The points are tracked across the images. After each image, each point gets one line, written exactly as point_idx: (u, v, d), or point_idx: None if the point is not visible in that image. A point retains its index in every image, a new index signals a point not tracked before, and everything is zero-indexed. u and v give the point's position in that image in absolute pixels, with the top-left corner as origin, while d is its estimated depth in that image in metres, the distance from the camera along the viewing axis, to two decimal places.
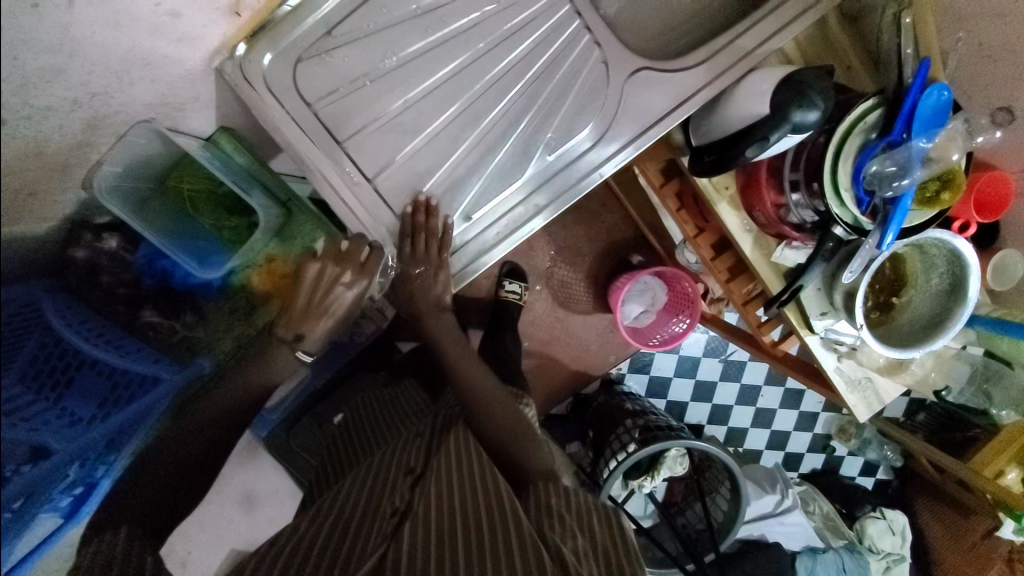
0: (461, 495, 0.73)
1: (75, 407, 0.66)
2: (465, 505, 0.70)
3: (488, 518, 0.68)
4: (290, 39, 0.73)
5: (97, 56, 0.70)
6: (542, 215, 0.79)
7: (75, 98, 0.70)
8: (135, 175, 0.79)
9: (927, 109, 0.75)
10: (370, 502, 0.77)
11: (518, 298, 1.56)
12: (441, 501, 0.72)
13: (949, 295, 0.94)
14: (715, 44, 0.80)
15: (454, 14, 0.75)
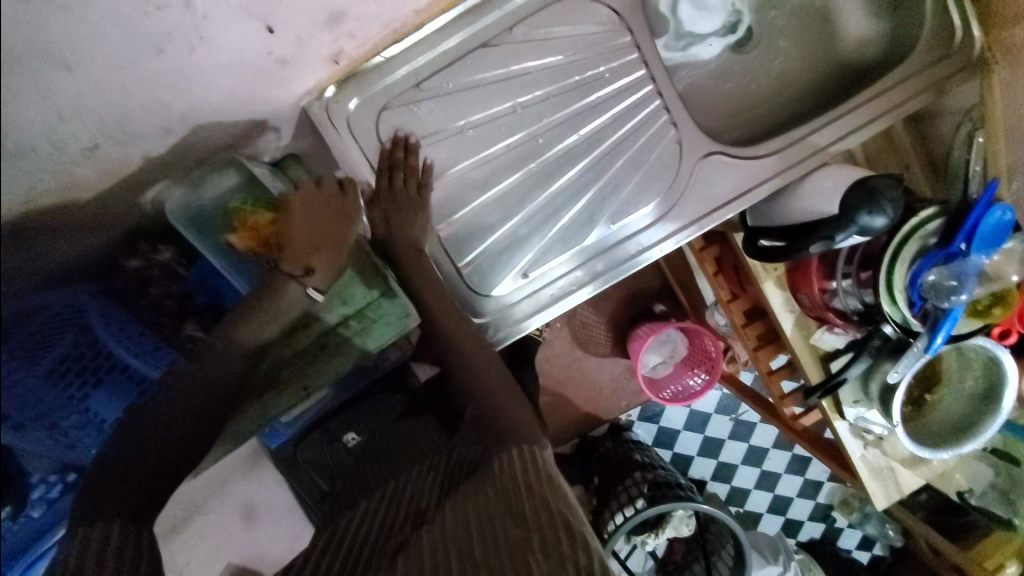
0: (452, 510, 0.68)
1: (99, 408, 0.58)
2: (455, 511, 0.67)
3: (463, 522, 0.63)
4: (380, 87, 0.77)
5: (202, 95, 0.68)
6: (598, 282, 0.80)
7: (169, 127, 0.69)
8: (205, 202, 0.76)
9: (989, 227, 0.76)
10: (373, 536, 0.74)
11: (539, 335, 1.56)
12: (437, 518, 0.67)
13: (983, 400, 0.95)
14: (789, 136, 0.82)
15: (540, 81, 0.78)
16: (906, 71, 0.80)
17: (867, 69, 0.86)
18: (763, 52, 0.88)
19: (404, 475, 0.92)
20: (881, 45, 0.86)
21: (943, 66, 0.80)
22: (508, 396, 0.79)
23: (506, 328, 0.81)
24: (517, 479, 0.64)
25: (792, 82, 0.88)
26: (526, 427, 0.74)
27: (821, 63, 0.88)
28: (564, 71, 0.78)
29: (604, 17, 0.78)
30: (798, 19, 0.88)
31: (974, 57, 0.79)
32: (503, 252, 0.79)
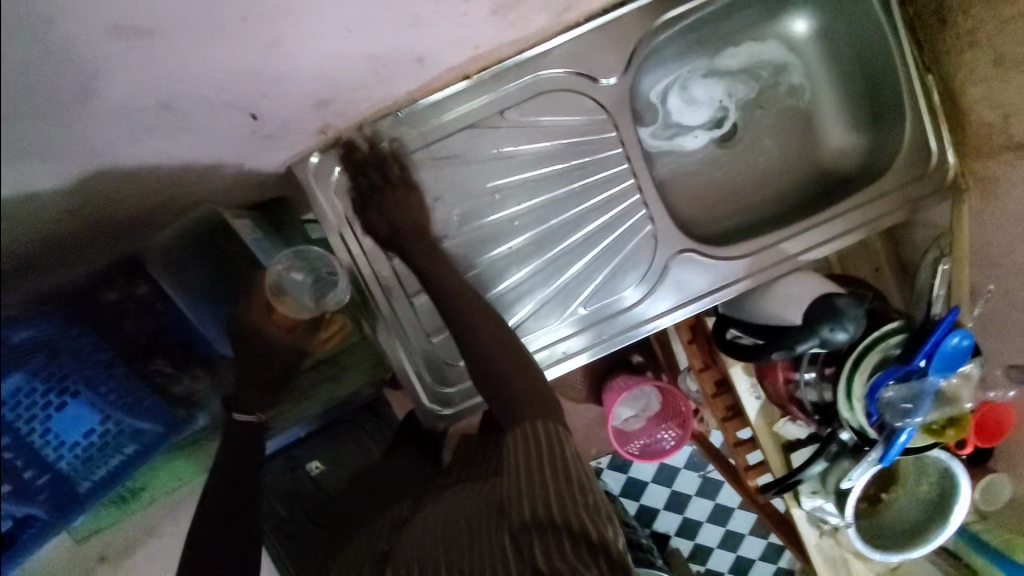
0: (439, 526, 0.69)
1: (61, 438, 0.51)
2: (445, 526, 0.68)
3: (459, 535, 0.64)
4: (367, 155, 0.79)
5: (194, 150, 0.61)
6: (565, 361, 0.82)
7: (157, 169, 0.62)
8: (187, 246, 0.77)
9: (949, 352, 0.78)
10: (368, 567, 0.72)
11: None
12: (423, 534, 0.71)
13: (935, 507, 0.96)
14: (761, 240, 0.84)
15: (526, 165, 0.80)
16: (879, 188, 0.82)
17: (844, 178, 0.88)
18: (745, 150, 0.90)
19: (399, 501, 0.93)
20: (860, 156, 0.88)
21: (918, 187, 0.82)
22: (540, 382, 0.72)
23: None
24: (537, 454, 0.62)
25: (772, 182, 0.90)
26: (552, 404, 0.70)
27: (801, 166, 0.90)
28: (550, 157, 0.81)
29: (591, 110, 0.80)
30: (783, 121, 0.90)
31: (949, 180, 0.81)
32: None
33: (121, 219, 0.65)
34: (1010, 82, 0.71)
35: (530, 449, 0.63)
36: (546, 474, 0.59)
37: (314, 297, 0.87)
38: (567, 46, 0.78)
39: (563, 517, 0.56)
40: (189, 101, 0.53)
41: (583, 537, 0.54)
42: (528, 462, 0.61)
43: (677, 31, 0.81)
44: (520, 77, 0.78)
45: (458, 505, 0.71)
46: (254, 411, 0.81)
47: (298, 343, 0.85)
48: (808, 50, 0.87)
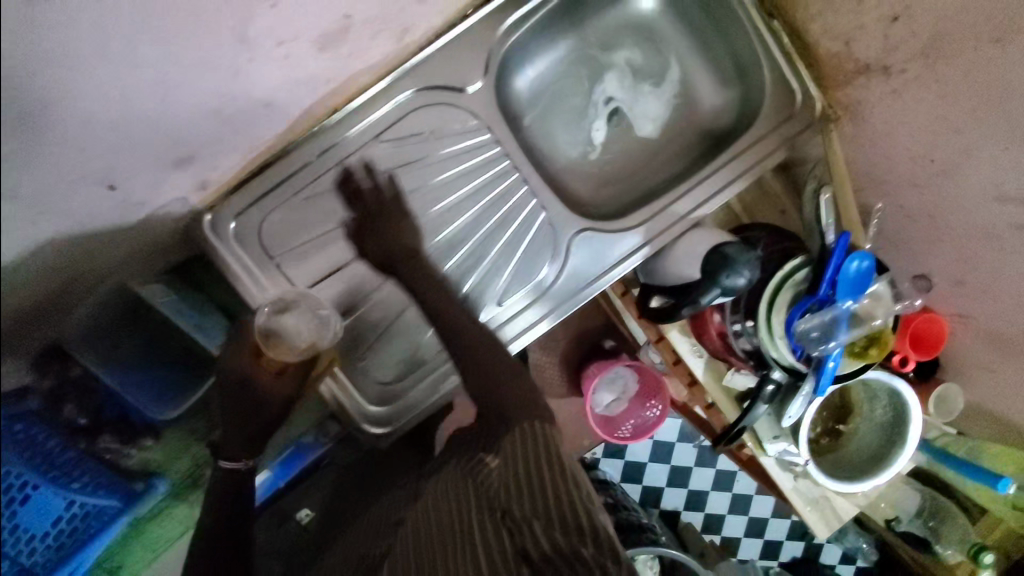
0: (437, 518, 0.66)
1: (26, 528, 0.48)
2: (437, 533, 0.64)
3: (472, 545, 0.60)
4: (259, 201, 0.82)
5: (81, 215, 0.55)
6: (547, 318, 0.83)
7: (75, 226, 0.54)
8: (111, 304, 0.66)
9: (851, 275, 0.81)
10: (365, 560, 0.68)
11: None
12: (429, 525, 0.66)
13: (891, 428, 0.97)
14: (652, 207, 0.87)
15: (412, 180, 0.83)
16: (756, 134, 0.86)
17: (722, 133, 0.91)
18: (626, 125, 0.94)
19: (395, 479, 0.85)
20: (732, 110, 0.91)
21: (790, 126, 0.85)
22: (499, 413, 0.71)
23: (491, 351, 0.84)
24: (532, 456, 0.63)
25: (662, 148, 0.93)
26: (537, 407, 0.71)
27: (684, 128, 0.93)
28: (435, 169, 0.84)
29: (461, 116, 0.83)
30: (654, 92, 0.93)
31: (818, 115, 0.85)
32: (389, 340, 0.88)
33: (52, 274, 0.52)
34: (840, 14, 0.75)
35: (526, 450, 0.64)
36: (546, 488, 0.59)
37: (292, 331, 0.80)
38: (428, 64, 0.82)
39: (568, 537, 0.56)
40: (74, 127, 0.53)
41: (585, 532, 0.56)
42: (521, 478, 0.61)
43: (531, 29, 0.86)
44: (389, 99, 0.82)
45: (445, 505, 0.67)
46: (239, 458, 0.75)
47: (289, 388, 0.81)
48: (659, 19, 0.92)
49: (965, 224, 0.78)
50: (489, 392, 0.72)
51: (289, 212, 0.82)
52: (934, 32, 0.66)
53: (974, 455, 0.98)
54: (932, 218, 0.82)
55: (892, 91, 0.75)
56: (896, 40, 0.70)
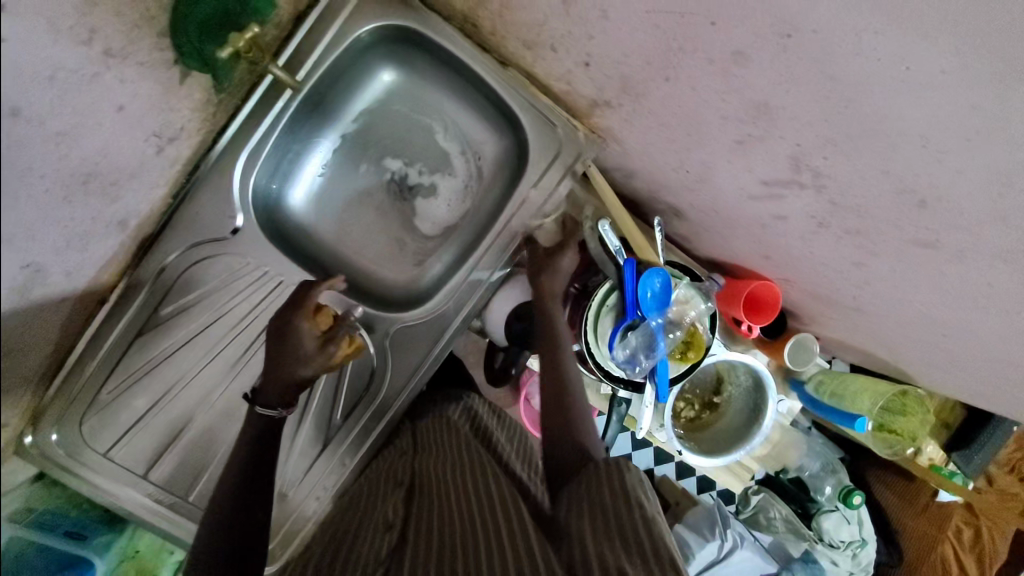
0: (456, 505, 0.69)
1: None
2: (462, 514, 0.66)
3: (470, 517, 0.64)
4: (69, 409, 0.80)
5: None
6: (441, 339, 0.88)
7: None
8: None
9: (650, 292, 0.84)
10: (368, 522, 0.74)
11: None
12: (440, 512, 0.69)
13: (756, 391, 1.03)
14: (458, 278, 0.89)
15: (216, 337, 0.84)
16: (532, 178, 0.86)
17: (508, 175, 0.91)
18: (419, 200, 0.94)
19: (382, 461, 0.89)
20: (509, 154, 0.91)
21: (561, 163, 0.86)
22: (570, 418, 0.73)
23: (427, 356, 0.88)
24: (602, 489, 0.58)
25: (462, 206, 0.94)
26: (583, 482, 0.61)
27: (475, 181, 0.93)
28: (235, 316, 0.84)
29: (237, 259, 0.83)
30: (435, 159, 0.93)
31: (582, 143, 0.85)
32: None
33: None
34: (547, 61, 0.72)
35: (592, 483, 0.60)
36: (608, 516, 0.56)
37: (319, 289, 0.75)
38: (177, 225, 0.80)
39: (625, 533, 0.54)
40: None
41: (652, 554, 0.52)
42: (589, 492, 0.59)
43: (275, 148, 0.83)
44: (155, 269, 0.80)
45: (463, 492, 0.70)
46: (275, 403, 0.74)
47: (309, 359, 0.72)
48: (411, 83, 0.90)
49: (742, 214, 0.79)
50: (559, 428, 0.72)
51: (105, 405, 0.82)
52: (620, 75, 0.64)
53: (838, 396, 1.02)
54: (718, 214, 0.83)
55: (624, 119, 0.74)
56: (599, 82, 0.69)
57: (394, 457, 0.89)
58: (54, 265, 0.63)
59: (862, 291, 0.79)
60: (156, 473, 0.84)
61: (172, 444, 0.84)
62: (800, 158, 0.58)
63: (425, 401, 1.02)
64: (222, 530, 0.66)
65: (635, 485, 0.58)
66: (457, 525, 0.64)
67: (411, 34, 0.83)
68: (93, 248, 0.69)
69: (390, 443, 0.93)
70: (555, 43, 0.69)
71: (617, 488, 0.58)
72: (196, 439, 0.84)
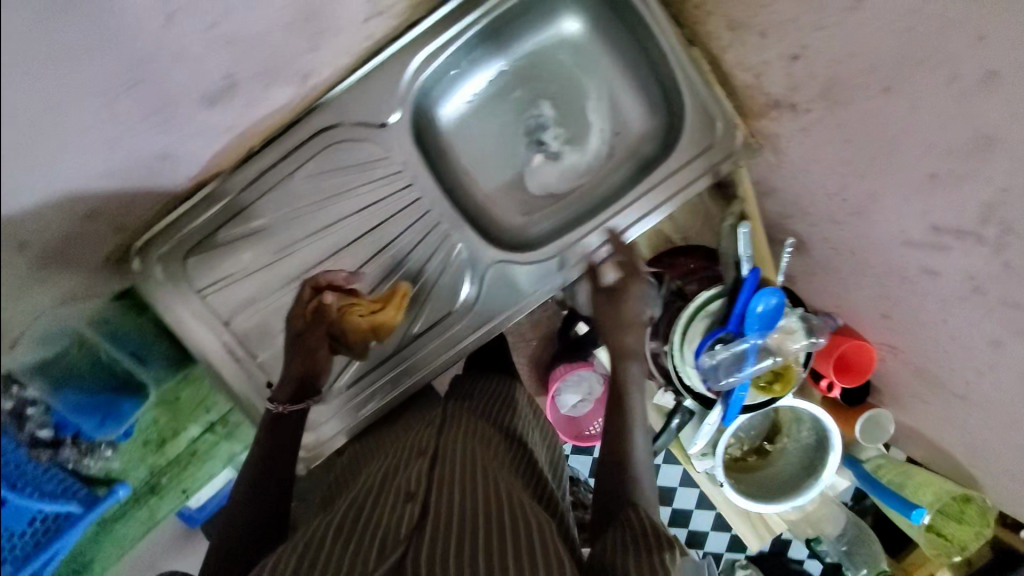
0: (472, 487, 0.62)
1: None
2: (488, 501, 0.59)
3: (495, 508, 0.59)
4: (179, 236, 0.83)
5: None
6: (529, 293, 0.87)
7: None
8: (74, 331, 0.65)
9: (760, 310, 0.81)
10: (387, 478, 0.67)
11: None
12: (457, 490, 0.61)
13: (816, 449, 0.99)
14: (572, 238, 0.88)
15: (331, 215, 0.85)
16: (677, 163, 0.85)
17: (649, 156, 0.90)
18: (544, 159, 0.95)
19: (406, 419, 0.86)
20: (657, 136, 0.90)
21: (709, 157, 0.84)
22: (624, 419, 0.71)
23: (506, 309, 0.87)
24: (639, 549, 0.54)
25: (592, 173, 0.94)
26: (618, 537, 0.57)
27: (614, 151, 0.93)
28: (350, 204, 0.85)
29: (376, 150, 0.84)
30: (581, 120, 0.94)
31: (738, 145, 0.83)
32: None
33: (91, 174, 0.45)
34: (748, 47, 0.72)
35: (626, 536, 0.56)
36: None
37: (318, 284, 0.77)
38: (335, 104, 0.83)
39: None
40: None
41: None
42: (629, 547, 0.55)
43: (443, 63, 0.85)
44: (302, 136, 0.83)
45: (487, 479, 0.65)
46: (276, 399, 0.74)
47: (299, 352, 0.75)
48: (587, 39, 0.90)
49: (881, 261, 0.77)
50: (616, 478, 0.65)
51: (209, 243, 0.84)
52: (830, 76, 0.64)
53: (898, 483, 0.97)
54: (852, 256, 0.82)
55: (801, 129, 0.73)
56: (798, 80, 0.68)
57: (418, 418, 0.85)
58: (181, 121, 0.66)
59: (981, 376, 0.76)
60: (236, 323, 0.85)
61: (256, 302, 0.86)
62: (992, 208, 0.57)
63: (459, 375, 0.98)
64: (241, 498, 0.66)
65: (665, 545, 0.55)
66: (482, 509, 0.58)
67: None
68: (273, 90, 0.73)
69: (415, 399, 0.90)
70: (768, 30, 0.68)
71: (653, 552, 0.53)
72: (280, 304, 0.86)
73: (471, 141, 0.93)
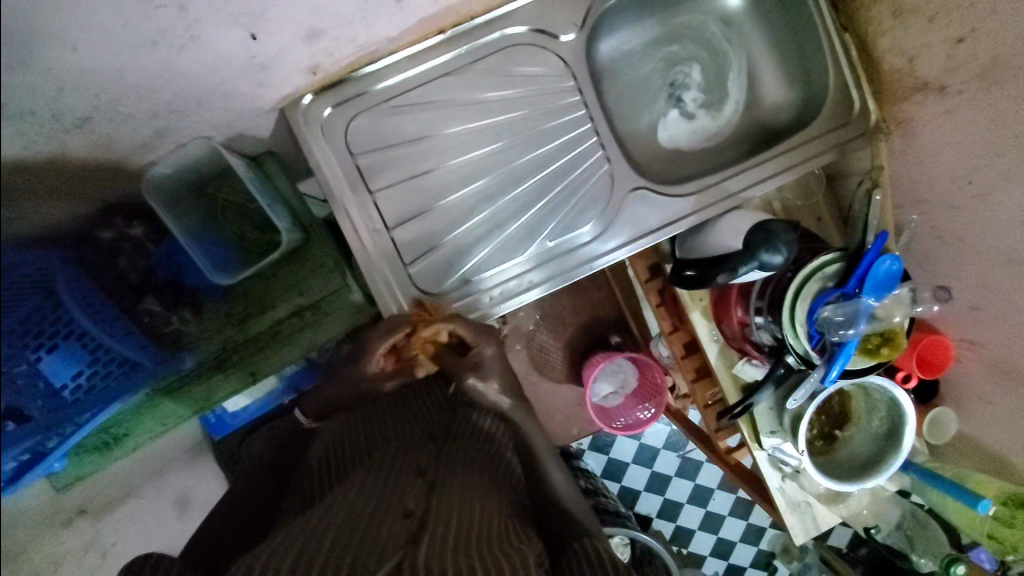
0: (469, 513, 0.68)
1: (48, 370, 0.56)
2: (477, 525, 0.66)
3: (481, 530, 0.65)
4: (351, 99, 0.91)
5: None
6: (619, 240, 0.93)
7: None
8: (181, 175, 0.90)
9: (881, 272, 0.87)
10: (382, 498, 0.71)
11: None
12: (452, 511, 0.68)
13: (886, 440, 1.01)
14: (705, 181, 0.96)
15: (497, 112, 0.93)
16: (811, 132, 0.95)
17: (780, 129, 1.01)
18: (678, 115, 1.04)
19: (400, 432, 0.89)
20: (794, 109, 1.01)
21: (843, 132, 0.94)
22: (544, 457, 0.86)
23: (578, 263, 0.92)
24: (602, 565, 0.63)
25: (721, 135, 1.04)
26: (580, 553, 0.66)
27: (743, 121, 1.04)
28: (515, 106, 0.93)
29: (552, 61, 0.92)
30: (719, 86, 1.04)
31: (872, 124, 0.93)
32: (460, 247, 0.93)
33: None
34: (912, 30, 0.83)
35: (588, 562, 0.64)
36: None
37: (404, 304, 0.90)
38: (529, 9, 0.90)
39: None
40: None
41: None
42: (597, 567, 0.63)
43: (620, 0, 0.94)
44: (489, 33, 0.91)
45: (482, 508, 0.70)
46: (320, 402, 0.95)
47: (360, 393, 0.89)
48: (744, 19, 1.02)
49: (991, 246, 0.81)
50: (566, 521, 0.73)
51: (383, 111, 0.91)
52: (994, 55, 0.73)
53: (960, 477, 0.97)
54: (958, 242, 0.86)
55: (945, 110, 0.82)
56: (958, 61, 0.78)
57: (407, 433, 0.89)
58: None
59: None
60: (393, 195, 0.91)
61: (410, 178, 0.92)
62: None
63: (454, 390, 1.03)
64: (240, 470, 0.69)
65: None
66: (471, 534, 0.63)
67: None
68: None
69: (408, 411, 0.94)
70: (938, 14, 0.79)
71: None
72: (432, 183, 0.92)
73: (622, 83, 1.02)
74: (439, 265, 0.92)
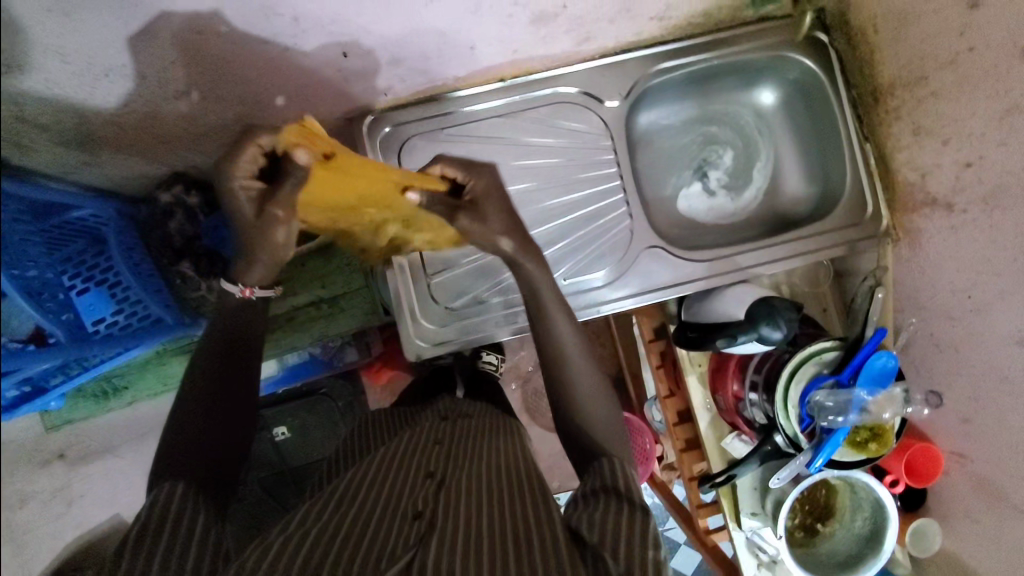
0: (474, 499, 0.69)
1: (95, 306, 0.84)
2: (487, 520, 0.65)
3: (489, 513, 0.66)
4: (411, 121, 1.00)
5: None
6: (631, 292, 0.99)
7: None
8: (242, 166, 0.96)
9: (875, 368, 0.90)
10: (390, 492, 0.71)
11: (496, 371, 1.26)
12: (465, 508, 0.67)
13: (867, 541, 0.99)
14: (719, 252, 1.01)
15: (537, 155, 1.01)
16: (824, 225, 1.01)
17: (797, 219, 1.08)
18: (702, 189, 1.12)
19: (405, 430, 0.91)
20: (811, 203, 1.08)
21: (854, 231, 1.00)
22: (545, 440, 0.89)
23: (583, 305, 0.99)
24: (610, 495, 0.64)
25: (739, 215, 1.11)
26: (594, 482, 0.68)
27: (761, 207, 1.11)
28: (555, 153, 1.01)
29: (596, 121, 1.02)
30: (744, 170, 1.12)
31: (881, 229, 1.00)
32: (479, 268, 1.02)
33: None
34: (926, 151, 0.90)
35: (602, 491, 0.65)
36: (612, 529, 0.60)
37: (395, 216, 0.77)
38: (583, 75, 1.01)
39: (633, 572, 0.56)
40: None
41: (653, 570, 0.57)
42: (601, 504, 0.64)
43: (665, 81, 1.04)
44: (544, 88, 1.01)
45: (487, 488, 0.71)
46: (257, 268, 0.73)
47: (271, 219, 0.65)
48: (774, 115, 1.11)
49: (984, 361, 0.84)
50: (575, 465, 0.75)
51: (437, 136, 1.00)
52: (997, 183, 0.79)
53: None
54: (954, 353, 0.89)
55: (951, 226, 0.88)
56: (965, 184, 0.84)
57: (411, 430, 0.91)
58: (471, 24, 0.86)
59: None
60: None
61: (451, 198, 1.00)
62: None
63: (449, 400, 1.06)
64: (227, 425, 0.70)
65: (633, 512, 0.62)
66: (481, 520, 0.64)
67: (815, 83, 1.02)
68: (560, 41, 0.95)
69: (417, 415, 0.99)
70: (950, 140, 0.86)
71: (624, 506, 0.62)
72: None
73: (655, 153, 1.11)
74: (451, 282, 1.01)
